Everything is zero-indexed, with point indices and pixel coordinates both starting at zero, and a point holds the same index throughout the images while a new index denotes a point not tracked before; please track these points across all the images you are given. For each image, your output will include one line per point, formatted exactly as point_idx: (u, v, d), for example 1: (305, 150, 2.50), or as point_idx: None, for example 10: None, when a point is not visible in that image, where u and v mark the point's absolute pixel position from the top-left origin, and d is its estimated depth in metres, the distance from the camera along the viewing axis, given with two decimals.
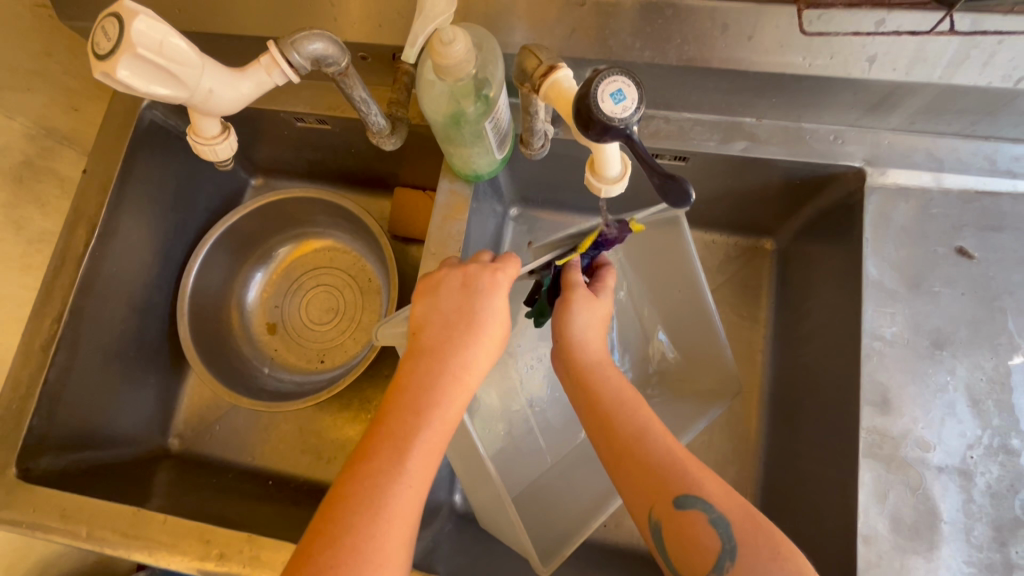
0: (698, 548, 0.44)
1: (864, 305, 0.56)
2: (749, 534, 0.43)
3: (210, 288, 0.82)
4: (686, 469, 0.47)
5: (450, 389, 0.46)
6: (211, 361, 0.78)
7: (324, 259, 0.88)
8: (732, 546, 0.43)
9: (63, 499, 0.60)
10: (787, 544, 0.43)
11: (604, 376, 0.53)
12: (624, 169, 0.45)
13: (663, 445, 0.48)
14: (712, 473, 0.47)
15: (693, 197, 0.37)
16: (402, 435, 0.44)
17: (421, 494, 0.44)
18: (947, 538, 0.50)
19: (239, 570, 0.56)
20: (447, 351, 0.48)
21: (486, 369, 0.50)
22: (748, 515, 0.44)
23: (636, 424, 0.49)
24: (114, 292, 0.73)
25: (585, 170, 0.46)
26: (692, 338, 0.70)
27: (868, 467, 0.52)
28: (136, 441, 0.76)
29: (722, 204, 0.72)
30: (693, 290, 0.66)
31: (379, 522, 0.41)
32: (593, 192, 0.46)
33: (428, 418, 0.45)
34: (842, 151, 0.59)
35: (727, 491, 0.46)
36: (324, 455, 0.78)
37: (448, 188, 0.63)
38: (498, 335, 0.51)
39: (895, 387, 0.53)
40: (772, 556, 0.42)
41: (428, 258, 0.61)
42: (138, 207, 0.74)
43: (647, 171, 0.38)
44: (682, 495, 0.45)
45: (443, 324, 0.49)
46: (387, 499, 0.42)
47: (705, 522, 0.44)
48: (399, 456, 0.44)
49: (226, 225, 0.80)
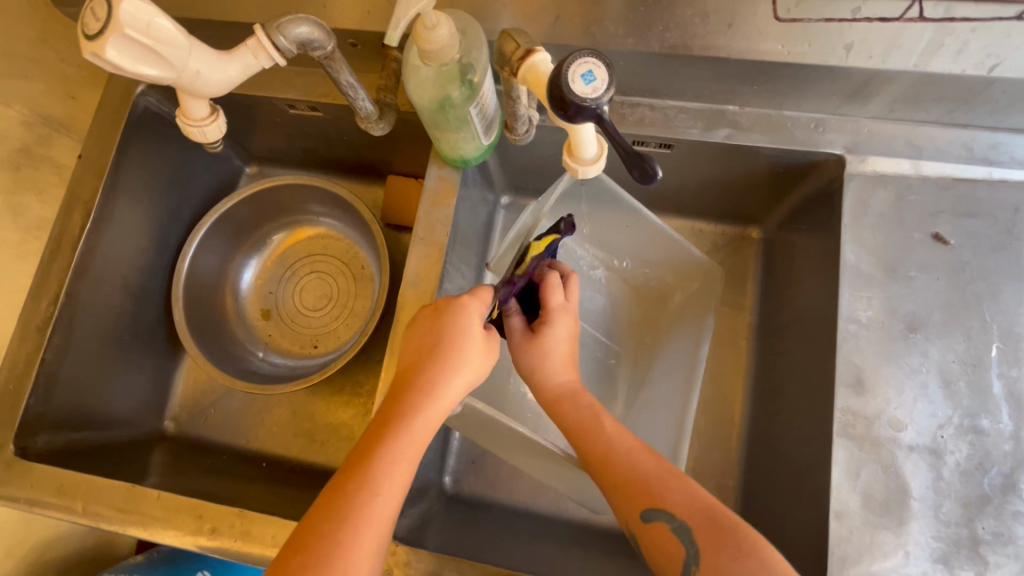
0: (666, 557, 0.47)
1: (841, 289, 0.57)
2: (709, 540, 0.45)
3: (205, 273, 0.83)
4: (652, 482, 0.50)
5: (423, 407, 0.50)
6: (205, 344, 0.79)
7: (317, 246, 0.89)
8: (695, 553, 0.46)
9: (59, 475, 0.61)
10: (754, 545, 0.44)
11: (575, 398, 0.58)
12: (600, 151, 0.47)
13: (630, 458, 0.51)
14: (680, 482, 0.49)
15: (659, 175, 0.38)
16: (374, 447, 0.47)
17: (392, 505, 0.46)
18: (916, 514, 0.51)
19: (231, 544, 0.57)
20: (422, 372, 0.51)
21: (462, 392, 0.52)
22: (710, 523, 0.46)
23: (604, 440, 0.53)
24: (109, 276, 0.74)
25: (563, 153, 0.48)
26: (661, 259, 0.76)
27: (841, 446, 0.53)
28: (131, 423, 0.77)
29: (708, 192, 0.73)
30: (637, 221, 0.72)
31: (348, 529, 0.43)
32: (572, 173, 0.48)
33: (400, 433, 0.48)
34: (823, 139, 0.60)
35: (691, 499, 0.48)
36: (316, 437, 0.79)
37: (437, 173, 0.64)
38: (477, 359, 0.54)
39: (868, 368, 0.55)
40: (735, 557, 0.44)
41: (417, 242, 0.62)
42: (133, 193, 0.75)
43: (617, 145, 0.39)
44: (649, 509, 0.49)
45: (421, 350, 0.53)
46: (356, 507, 0.44)
47: (669, 533, 0.47)
48: (369, 468, 0.46)
49: (220, 211, 0.81)
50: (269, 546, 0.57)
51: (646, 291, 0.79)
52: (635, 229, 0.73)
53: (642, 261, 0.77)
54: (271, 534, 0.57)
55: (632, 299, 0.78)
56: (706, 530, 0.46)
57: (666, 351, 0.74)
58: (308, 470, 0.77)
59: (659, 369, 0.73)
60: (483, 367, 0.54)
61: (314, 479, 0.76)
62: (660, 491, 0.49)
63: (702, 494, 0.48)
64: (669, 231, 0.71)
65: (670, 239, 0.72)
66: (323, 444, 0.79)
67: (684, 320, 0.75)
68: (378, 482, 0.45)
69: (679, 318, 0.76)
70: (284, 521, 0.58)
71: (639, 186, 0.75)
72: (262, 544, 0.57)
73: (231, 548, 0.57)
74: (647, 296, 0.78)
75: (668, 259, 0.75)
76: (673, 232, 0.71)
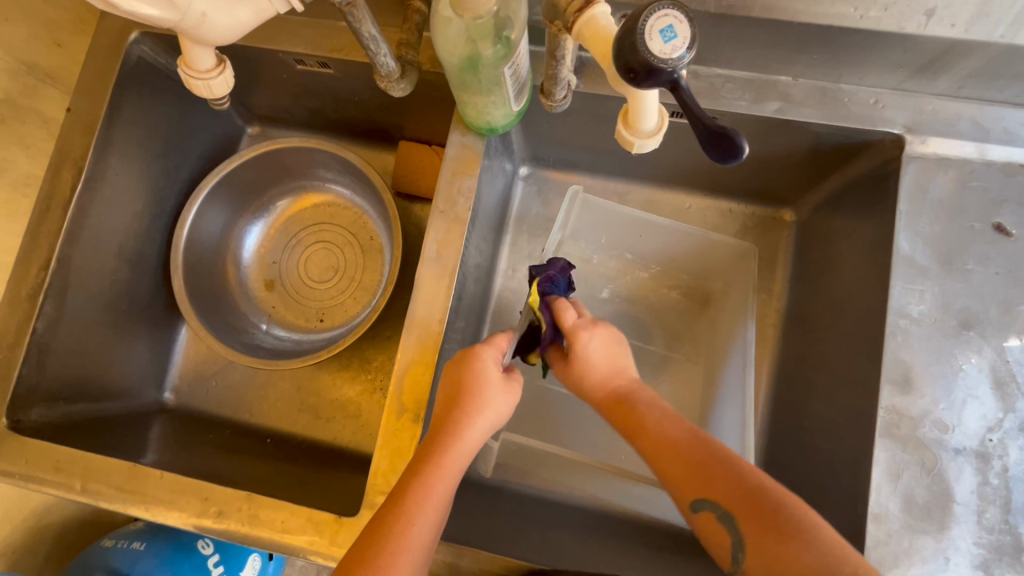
0: (715, 544, 0.47)
1: (892, 281, 0.53)
2: (754, 524, 0.44)
3: (205, 240, 0.78)
4: (699, 473, 0.49)
5: (451, 443, 0.50)
6: (206, 316, 0.75)
7: (324, 215, 0.84)
8: (739, 539, 0.45)
9: (55, 451, 0.58)
10: (798, 525, 0.42)
11: (628, 396, 0.56)
12: (660, 122, 0.42)
13: (679, 450, 0.50)
14: (728, 470, 0.48)
15: (744, 152, 0.33)
16: (408, 479, 0.48)
17: (428, 534, 0.46)
18: (958, 519, 0.49)
19: (238, 528, 0.55)
20: (448, 411, 0.52)
21: (485, 433, 0.53)
22: (752, 505, 0.45)
23: (656, 436, 0.52)
24: (104, 241, 0.70)
25: (618, 122, 0.43)
26: (689, 256, 0.74)
27: (883, 447, 0.51)
28: (129, 395, 0.74)
29: (744, 170, 0.68)
30: (652, 226, 0.72)
31: (386, 555, 0.44)
32: (625, 145, 0.44)
33: (432, 465, 0.48)
34: (881, 116, 0.56)
35: (732, 483, 0.47)
36: (322, 414, 0.77)
37: (459, 141, 0.59)
38: (501, 404, 0.54)
39: (917, 365, 0.51)
40: (778, 541, 0.42)
41: (437, 216, 0.57)
42: (127, 152, 0.70)
43: (690, 114, 0.34)
44: (697, 499, 0.48)
45: (445, 393, 0.54)
46: (394, 534, 0.45)
47: (717, 522, 0.47)
48: (405, 497, 0.46)
49: (220, 174, 0.75)
50: (280, 531, 0.54)
51: (685, 293, 0.75)
52: (649, 237, 0.73)
53: (669, 264, 0.75)
54: (281, 519, 0.54)
55: (673, 304, 0.75)
56: (744, 508, 0.45)
57: (722, 340, 0.71)
58: (314, 447, 0.75)
59: (719, 359, 0.70)
60: (504, 410, 0.55)
61: (321, 457, 0.74)
62: (705, 479, 0.48)
63: (747, 475, 0.47)
64: (680, 226, 0.71)
65: (694, 236, 0.71)
66: (329, 421, 0.76)
67: (732, 308, 0.71)
68: (413, 512, 0.46)
69: (726, 306, 0.72)
70: (294, 506, 0.55)
71: (670, 160, 0.70)
72: (271, 529, 0.54)
73: (237, 532, 0.55)
74: (688, 297, 0.75)
75: (695, 255, 0.73)
76: (694, 228, 0.70)
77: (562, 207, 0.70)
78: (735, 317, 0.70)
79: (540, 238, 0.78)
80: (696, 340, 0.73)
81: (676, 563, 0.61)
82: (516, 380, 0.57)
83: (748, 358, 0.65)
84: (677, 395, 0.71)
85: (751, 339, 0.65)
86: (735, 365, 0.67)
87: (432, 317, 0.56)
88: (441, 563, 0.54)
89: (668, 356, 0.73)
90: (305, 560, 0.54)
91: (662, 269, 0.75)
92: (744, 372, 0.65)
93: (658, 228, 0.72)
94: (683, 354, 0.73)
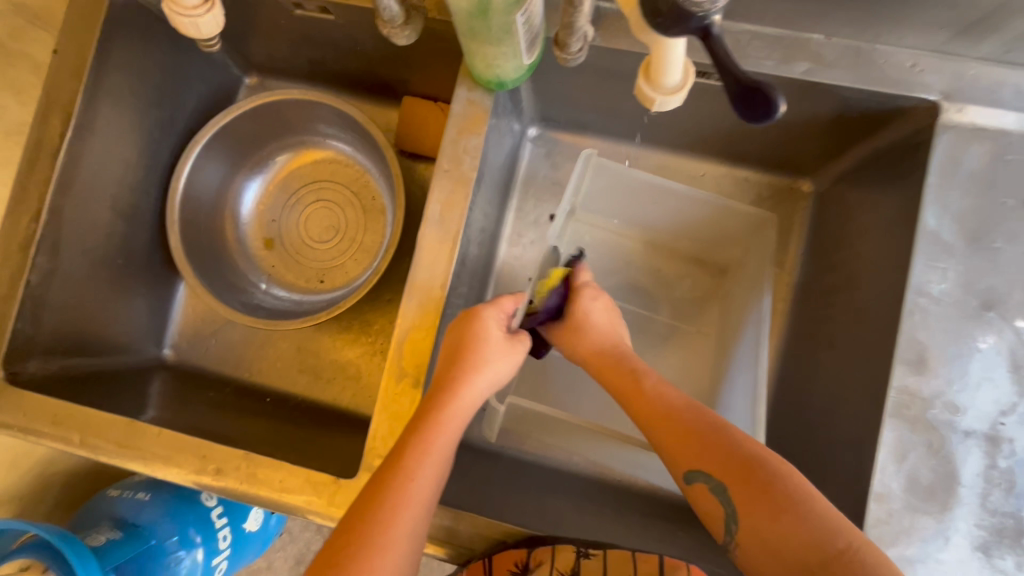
0: (709, 515, 0.48)
1: (914, 257, 0.51)
2: (746, 496, 0.45)
3: (203, 195, 0.76)
4: (690, 440, 0.50)
5: (450, 401, 0.49)
6: (204, 273, 0.73)
7: (325, 172, 0.82)
8: (733, 510, 0.46)
9: (52, 404, 0.57)
10: (790, 496, 0.44)
11: (622, 358, 0.58)
12: (685, 78, 0.40)
13: (679, 410, 0.52)
14: (716, 440, 0.49)
15: (780, 110, 0.30)
16: (407, 437, 0.47)
17: (428, 491, 0.46)
18: (961, 501, 0.48)
19: (236, 486, 0.55)
20: (449, 369, 0.52)
21: (484, 394, 0.52)
22: (749, 478, 0.46)
23: (652, 396, 0.53)
24: (97, 192, 0.67)
25: (639, 77, 0.40)
26: (704, 223, 0.70)
27: (891, 427, 0.50)
28: (129, 350, 0.73)
29: (764, 136, 0.65)
30: (668, 194, 0.67)
31: (387, 509, 0.43)
32: (645, 103, 0.41)
33: (431, 423, 0.48)
34: (919, 81, 0.52)
35: (728, 457, 0.47)
36: (322, 374, 0.76)
37: (465, 97, 0.56)
38: (501, 362, 0.54)
39: (933, 346, 0.50)
40: (772, 515, 0.44)
41: (441, 175, 0.55)
42: (119, 99, 0.67)
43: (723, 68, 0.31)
44: (687, 471, 0.49)
45: (446, 353, 0.53)
46: (393, 488, 0.44)
47: (708, 492, 0.48)
48: (403, 454, 0.46)
49: (216, 126, 0.72)
50: (277, 491, 0.54)
51: (701, 265, 0.73)
52: (665, 203, 0.69)
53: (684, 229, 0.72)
54: (279, 478, 0.54)
55: (687, 274, 0.73)
56: (742, 481, 0.46)
57: (735, 314, 0.68)
58: (313, 407, 0.75)
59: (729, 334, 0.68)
60: (504, 372, 0.54)
61: (320, 417, 0.74)
62: (698, 450, 0.49)
63: (741, 447, 0.48)
64: (700, 193, 0.66)
65: (711, 205, 0.66)
66: (329, 382, 0.76)
67: (747, 278, 0.68)
68: (412, 467, 0.45)
69: (742, 278, 0.69)
70: (292, 465, 0.55)
71: (687, 123, 0.67)
72: (268, 488, 0.54)
73: (236, 489, 0.55)
74: (704, 268, 0.73)
75: (711, 223, 0.69)
76: (712, 196, 0.66)
77: (574, 172, 0.63)
78: (749, 292, 0.66)
79: (547, 203, 0.75)
80: (709, 313, 0.72)
81: (672, 531, 0.62)
82: (522, 341, 0.56)
83: (761, 334, 0.62)
84: (682, 368, 0.71)
85: (766, 311, 0.62)
86: (745, 347, 0.64)
87: (434, 282, 0.54)
88: (440, 526, 0.54)
89: (675, 328, 0.72)
90: (304, 519, 0.54)
91: (676, 236, 0.73)
92: (755, 348, 0.62)
93: (675, 195, 0.67)
94: (693, 327, 0.72)
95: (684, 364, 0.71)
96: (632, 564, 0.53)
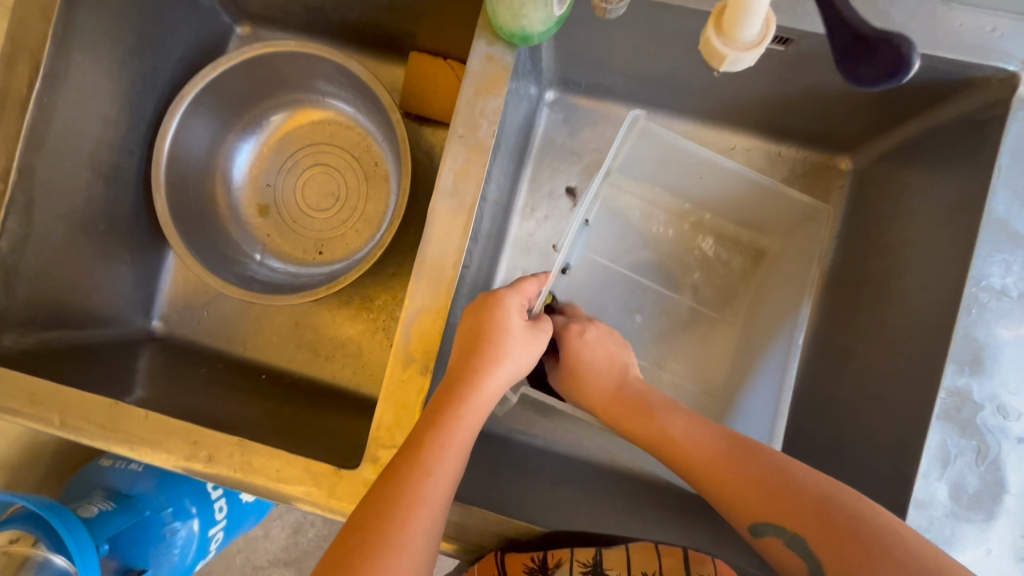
0: (791, 570, 0.44)
1: (977, 246, 0.47)
2: (828, 543, 0.41)
3: (191, 156, 0.69)
4: (749, 493, 0.46)
5: (468, 394, 0.46)
6: (194, 242, 0.68)
7: (324, 134, 0.75)
8: (818, 564, 0.42)
9: (29, 382, 0.53)
10: (877, 540, 0.39)
11: (632, 395, 0.54)
12: (764, 31, 0.37)
13: (727, 457, 0.48)
14: (780, 484, 0.45)
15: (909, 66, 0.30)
16: (423, 431, 0.44)
17: (446, 488, 0.42)
18: (1008, 511, 0.45)
19: (230, 475, 0.51)
20: (465, 361, 0.48)
21: (505, 387, 0.49)
22: (825, 524, 0.42)
23: (682, 443, 0.50)
24: (74, 150, 0.61)
25: (712, 29, 0.38)
26: (740, 206, 0.66)
27: (937, 429, 0.46)
28: (115, 321, 0.69)
29: (807, 107, 0.59)
30: (713, 169, 0.62)
31: (402, 508, 0.40)
32: (719, 60, 0.38)
33: (449, 417, 0.44)
34: (997, 47, 0.46)
35: (798, 501, 0.44)
36: (321, 351, 0.72)
37: (484, 52, 0.50)
38: (524, 354, 0.50)
39: (992, 346, 0.46)
40: (860, 564, 0.39)
41: (455, 141, 0.49)
42: (95, 46, 0.60)
43: (833, 43, 0.32)
44: (753, 525, 0.46)
45: (463, 341, 0.49)
46: (410, 486, 0.41)
47: (784, 545, 0.44)
48: (420, 449, 0.42)
49: (206, 80, 0.65)
50: (274, 480, 0.50)
51: (730, 246, 0.68)
52: (710, 177, 0.64)
53: (713, 209, 0.68)
54: (275, 467, 0.50)
55: (712, 257, 0.68)
56: (818, 529, 0.42)
57: (769, 307, 0.65)
58: (311, 386, 0.71)
59: (759, 327, 0.65)
60: (524, 364, 0.50)
61: (319, 396, 0.70)
62: (762, 500, 0.45)
63: (813, 489, 0.44)
64: (749, 173, 0.61)
65: (754, 184, 0.62)
66: (328, 359, 0.72)
67: (788, 267, 0.65)
68: (430, 462, 0.42)
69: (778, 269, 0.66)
70: (289, 455, 0.51)
71: (725, 91, 0.60)
72: (265, 478, 0.50)
73: (230, 478, 0.51)
74: (732, 250, 0.68)
75: (748, 204, 0.65)
76: (753, 174, 0.61)
77: (617, 137, 0.59)
78: (787, 295, 0.63)
79: (564, 174, 0.70)
80: (736, 299, 0.67)
81: (688, 523, 0.58)
82: (543, 328, 0.52)
83: (795, 344, 0.59)
84: (703, 356, 0.67)
85: (803, 321, 0.60)
86: (778, 355, 0.61)
87: (446, 260, 0.49)
88: (449, 521, 0.51)
89: (696, 313, 0.68)
90: (303, 510, 0.51)
91: (703, 217, 0.68)
92: (787, 357, 0.59)
93: (719, 171, 0.62)
94: (716, 313, 0.68)
95: (704, 351, 0.67)
96: (657, 560, 0.49)
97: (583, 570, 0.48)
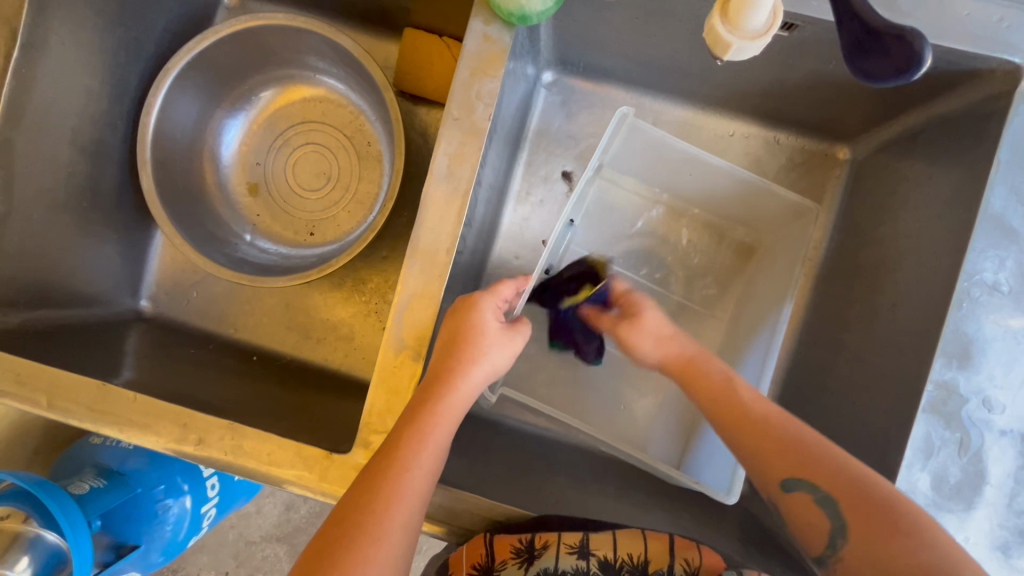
0: (803, 530, 0.43)
1: (972, 240, 0.47)
2: (856, 510, 0.40)
3: (178, 132, 0.67)
4: (795, 451, 0.44)
5: (446, 391, 0.46)
6: (182, 221, 0.66)
7: (315, 112, 0.74)
8: (840, 526, 0.40)
9: (14, 363, 0.52)
10: (914, 518, 0.38)
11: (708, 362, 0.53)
12: (770, 21, 0.36)
13: (774, 418, 0.47)
14: (824, 455, 0.43)
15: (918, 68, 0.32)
16: (402, 429, 0.44)
17: (425, 483, 0.43)
18: (987, 500, 0.46)
19: (220, 458, 0.51)
20: (444, 361, 0.48)
21: (483, 385, 0.49)
22: (862, 493, 0.40)
23: (752, 403, 0.48)
24: (54, 124, 0.60)
25: (717, 15, 0.37)
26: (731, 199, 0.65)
27: (923, 421, 0.47)
28: (102, 301, 0.67)
29: (805, 96, 0.59)
30: (703, 168, 0.61)
31: (381, 500, 0.40)
32: (722, 47, 0.38)
33: (427, 414, 0.45)
34: (1001, 39, 0.46)
35: (835, 469, 0.42)
36: (313, 334, 0.72)
37: (481, 31, 0.48)
38: (499, 354, 0.50)
39: (978, 340, 0.47)
40: (891, 535, 0.38)
41: (450, 124, 0.48)
42: (74, 14, 0.58)
43: (843, 34, 0.34)
44: (788, 479, 0.44)
45: (442, 344, 0.50)
46: (388, 479, 0.41)
47: (811, 504, 0.42)
48: (399, 445, 0.43)
49: (192, 53, 0.62)
50: (265, 464, 0.50)
51: (722, 236, 0.68)
52: (699, 174, 0.63)
53: (706, 202, 0.67)
54: (267, 451, 0.50)
55: (705, 246, 0.68)
56: (850, 494, 0.41)
57: (758, 298, 0.65)
58: (305, 369, 0.71)
59: (746, 322, 0.65)
60: (502, 364, 0.50)
61: (311, 378, 0.70)
62: (805, 463, 0.43)
63: (847, 465, 0.42)
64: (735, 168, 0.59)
65: (742, 178, 0.61)
66: (320, 342, 0.72)
67: (780, 259, 0.64)
68: (408, 456, 0.42)
69: (772, 261, 0.65)
70: (280, 438, 0.51)
71: (726, 76, 0.59)
72: (256, 461, 0.50)
73: (221, 461, 0.51)
74: (725, 242, 0.68)
75: (742, 199, 0.64)
76: (742, 170, 0.60)
77: (606, 133, 0.57)
78: (773, 290, 0.63)
79: (559, 158, 0.69)
80: (727, 292, 0.68)
81: (676, 509, 0.59)
82: (521, 330, 0.53)
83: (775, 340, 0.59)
84: None
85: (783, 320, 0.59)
86: (761, 347, 0.60)
87: (439, 246, 0.49)
88: (439, 505, 0.51)
89: (685, 305, 0.68)
90: (294, 493, 0.51)
91: (697, 208, 0.68)
92: (765, 356, 0.59)
93: (709, 167, 0.61)
94: (705, 305, 0.68)
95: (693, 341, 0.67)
96: (643, 544, 0.50)
97: (569, 552, 0.49)
